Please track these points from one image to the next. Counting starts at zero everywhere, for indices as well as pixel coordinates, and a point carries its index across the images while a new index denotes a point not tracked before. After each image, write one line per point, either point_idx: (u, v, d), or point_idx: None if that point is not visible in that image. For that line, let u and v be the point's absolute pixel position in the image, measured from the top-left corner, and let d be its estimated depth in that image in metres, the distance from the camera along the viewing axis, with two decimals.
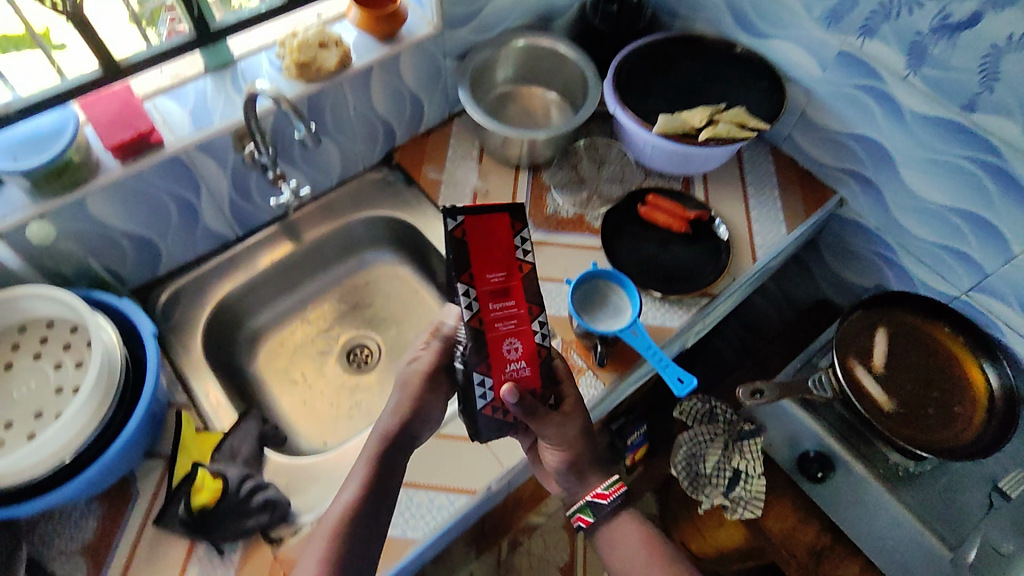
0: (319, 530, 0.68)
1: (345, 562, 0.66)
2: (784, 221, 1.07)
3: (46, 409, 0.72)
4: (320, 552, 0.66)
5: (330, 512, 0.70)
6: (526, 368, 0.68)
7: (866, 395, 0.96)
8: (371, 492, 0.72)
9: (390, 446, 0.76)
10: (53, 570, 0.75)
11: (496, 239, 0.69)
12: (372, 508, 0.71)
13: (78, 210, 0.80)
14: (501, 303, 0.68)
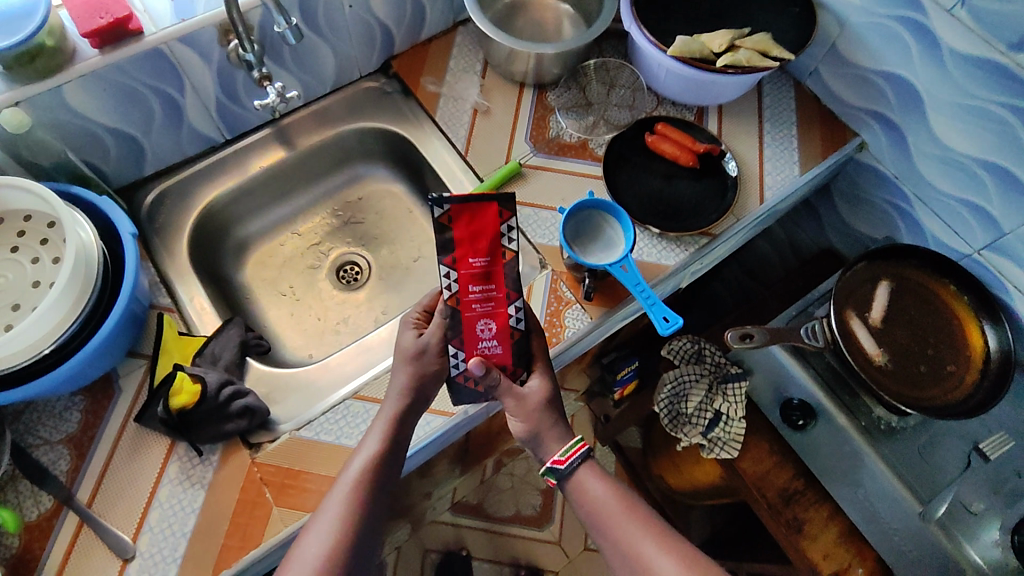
0: (340, 484, 0.70)
1: (363, 527, 0.68)
2: (798, 162, 1.02)
3: (23, 302, 0.71)
4: (340, 510, 0.68)
5: (350, 467, 0.72)
6: (497, 346, 0.75)
7: (858, 347, 0.95)
8: (387, 456, 0.73)
9: (405, 414, 0.77)
10: (38, 457, 0.77)
11: (482, 226, 0.73)
12: (388, 473, 0.73)
13: (54, 98, 0.77)
14: (481, 286, 0.74)
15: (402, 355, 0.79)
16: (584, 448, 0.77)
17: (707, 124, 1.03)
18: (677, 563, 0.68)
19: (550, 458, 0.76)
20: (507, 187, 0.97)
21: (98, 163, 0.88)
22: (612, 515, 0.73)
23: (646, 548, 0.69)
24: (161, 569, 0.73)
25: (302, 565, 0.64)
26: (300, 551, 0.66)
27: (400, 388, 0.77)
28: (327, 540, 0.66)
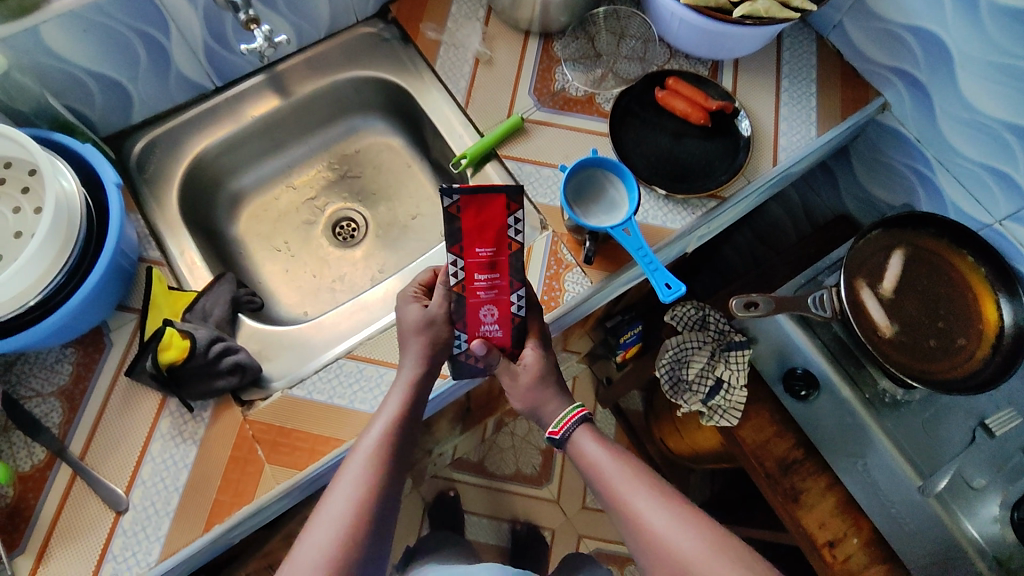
0: (360, 449, 0.71)
1: (385, 491, 0.69)
2: (816, 122, 0.96)
3: (6, 253, 0.70)
4: (363, 473, 0.69)
5: (369, 433, 0.72)
6: (498, 329, 0.78)
7: (866, 317, 0.92)
8: (404, 425, 0.74)
9: (420, 384, 0.77)
10: (31, 409, 0.77)
11: (490, 218, 0.71)
12: (405, 441, 0.73)
13: (31, 39, 0.73)
14: (486, 275, 0.74)
15: (410, 328, 0.77)
16: (583, 412, 0.78)
17: (721, 80, 0.98)
18: (676, 519, 0.70)
19: (547, 430, 0.79)
20: (508, 143, 0.93)
21: (83, 110, 0.85)
22: (607, 471, 0.75)
23: (640, 503, 0.72)
24: (154, 523, 0.74)
25: (330, 524, 0.65)
26: (325, 511, 0.67)
27: (415, 359, 0.77)
28: (351, 502, 0.67)
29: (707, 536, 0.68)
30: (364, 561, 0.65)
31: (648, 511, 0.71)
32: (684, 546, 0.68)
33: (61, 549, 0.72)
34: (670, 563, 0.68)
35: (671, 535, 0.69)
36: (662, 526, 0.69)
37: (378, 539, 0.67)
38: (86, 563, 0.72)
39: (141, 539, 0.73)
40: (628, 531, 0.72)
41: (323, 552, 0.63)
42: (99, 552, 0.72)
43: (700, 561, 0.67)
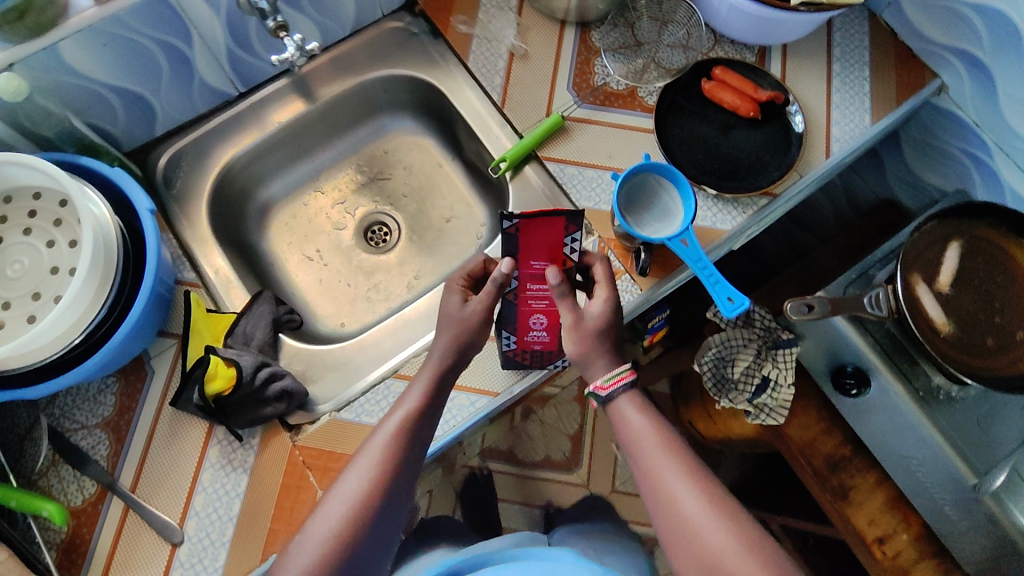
0: (382, 428, 0.68)
1: (401, 474, 0.66)
2: (870, 109, 0.91)
3: (44, 291, 0.69)
4: (379, 454, 0.66)
5: (393, 413, 0.69)
6: (545, 334, 0.79)
7: (923, 315, 0.88)
8: (429, 409, 0.71)
9: (448, 369, 0.73)
10: (77, 442, 0.75)
11: (547, 236, 0.70)
12: (428, 424, 0.70)
13: (52, 60, 0.70)
14: (539, 285, 0.75)
15: (448, 320, 0.74)
16: (631, 377, 0.72)
17: (769, 67, 0.92)
18: (704, 500, 0.64)
19: (593, 383, 0.73)
20: (549, 144, 0.89)
21: (105, 126, 0.83)
22: (648, 447, 0.69)
23: (674, 485, 0.65)
24: (211, 554, 0.72)
25: (340, 502, 0.63)
26: (339, 488, 0.64)
27: (444, 346, 0.73)
28: (365, 481, 0.64)
29: (735, 532, 0.62)
30: (371, 541, 0.63)
31: (678, 488, 0.65)
32: (709, 541, 0.61)
33: None
34: (693, 553, 0.62)
35: (702, 522, 0.62)
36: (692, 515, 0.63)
37: (388, 521, 0.64)
38: None
39: (199, 570, 0.72)
40: (658, 516, 0.66)
41: (330, 529, 0.61)
42: None
43: (727, 557, 0.60)
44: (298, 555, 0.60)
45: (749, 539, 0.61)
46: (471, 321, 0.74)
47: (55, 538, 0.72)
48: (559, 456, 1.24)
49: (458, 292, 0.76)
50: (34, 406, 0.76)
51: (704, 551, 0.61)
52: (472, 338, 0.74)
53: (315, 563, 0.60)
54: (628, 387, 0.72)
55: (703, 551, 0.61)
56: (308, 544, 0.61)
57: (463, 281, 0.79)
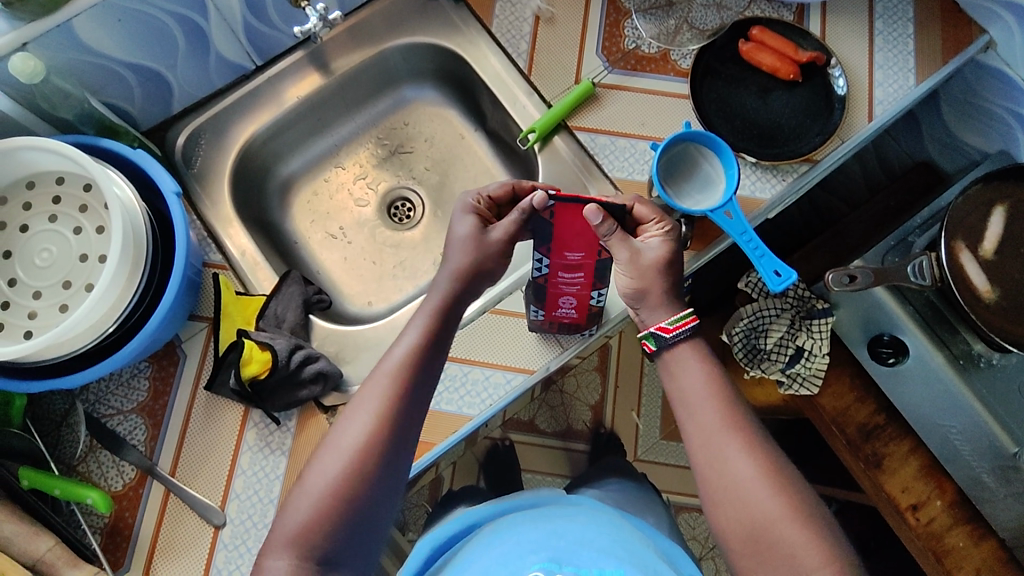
0: (378, 373, 0.64)
1: (402, 419, 0.62)
2: (914, 69, 0.87)
3: (74, 278, 0.70)
4: (375, 401, 0.62)
5: (388, 357, 0.65)
6: (573, 313, 0.76)
7: (967, 283, 0.86)
8: (430, 350, 0.65)
9: (453, 301, 0.68)
10: (113, 427, 0.75)
11: (577, 224, 0.64)
12: (431, 364, 0.65)
13: (65, 36, 0.69)
14: (570, 274, 0.70)
15: (462, 244, 0.68)
16: (694, 322, 0.67)
17: (808, 26, 0.88)
18: (762, 466, 0.62)
19: (654, 325, 0.67)
20: (579, 112, 0.85)
21: (122, 106, 0.81)
22: (708, 410, 0.65)
23: (730, 447, 0.63)
24: (254, 535, 0.72)
25: (337, 454, 0.60)
26: (335, 439, 0.61)
27: (448, 275, 0.67)
28: (362, 430, 0.60)
29: (786, 499, 0.60)
30: (375, 491, 0.60)
31: (736, 454, 0.62)
32: (754, 509, 0.60)
33: (165, 563, 0.71)
34: (744, 524, 0.61)
35: (756, 485, 0.61)
36: (739, 482, 0.61)
37: (392, 471, 0.61)
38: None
39: (244, 551, 0.72)
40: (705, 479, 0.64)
41: (328, 482, 0.59)
42: (204, 563, 0.71)
43: (779, 522, 0.59)
44: (297, 508, 0.58)
45: (801, 506, 0.60)
46: (490, 249, 0.67)
47: (98, 523, 0.72)
48: (584, 427, 1.06)
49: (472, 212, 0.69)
50: (69, 393, 0.75)
51: (755, 513, 0.60)
52: (489, 267, 0.68)
53: (314, 516, 0.57)
54: (690, 333, 0.67)
55: (752, 515, 0.60)
56: (306, 498, 0.58)
57: (481, 202, 0.70)
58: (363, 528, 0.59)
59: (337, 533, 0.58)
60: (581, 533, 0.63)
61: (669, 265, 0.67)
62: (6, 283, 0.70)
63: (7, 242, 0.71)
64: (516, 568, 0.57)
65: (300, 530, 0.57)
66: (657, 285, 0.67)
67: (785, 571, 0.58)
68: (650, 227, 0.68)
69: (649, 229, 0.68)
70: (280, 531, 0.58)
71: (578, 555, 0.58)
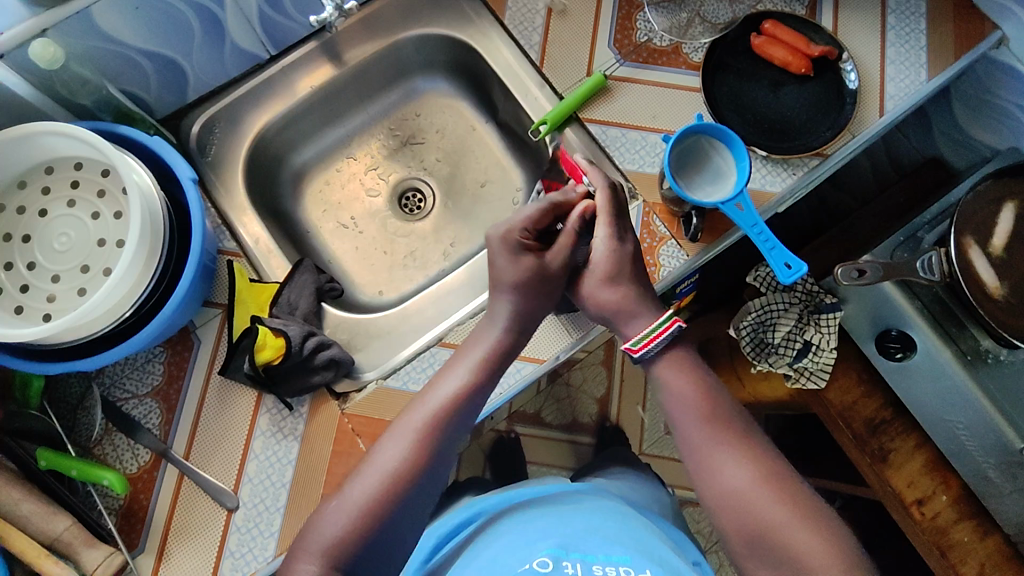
0: (427, 399, 0.65)
1: (445, 447, 0.63)
2: (926, 64, 0.87)
3: (92, 262, 0.71)
4: (421, 427, 0.63)
5: (440, 387, 0.67)
6: None
7: (976, 279, 0.86)
8: (478, 390, 0.67)
9: (507, 342, 0.71)
10: (129, 411, 0.76)
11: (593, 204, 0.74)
12: (480, 398, 0.67)
13: (84, 23, 0.70)
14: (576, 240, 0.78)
15: (503, 258, 0.71)
16: (676, 327, 0.68)
17: (820, 20, 0.88)
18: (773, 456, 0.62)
19: (626, 341, 0.70)
20: (590, 104, 0.86)
21: (138, 93, 0.82)
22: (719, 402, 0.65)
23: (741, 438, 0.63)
24: (266, 518, 0.73)
25: (378, 472, 0.61)
26: (376, 458, 0.62)
27: (507, 315, 0.71)
28: (404, 453, 0.62)
29: (793, 490, 0.61)
30: (409, 513, 0.61)
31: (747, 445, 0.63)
32: (759, 498, 0.61)
33: (179, 546, 0.72)
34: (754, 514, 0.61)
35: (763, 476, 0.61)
36: (746, 472, 0.62)
37: (426, 495, 0.62)
38: (205, 559, 0.72)
39: (256, 534, 0.73)
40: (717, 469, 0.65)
41: (366, 497, 0.59)
42: (217, 547, 0.72)
43: (786, 512, 0.59)
44: (332, 518, 0.59)
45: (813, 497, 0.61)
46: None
47: (114, 504, 0.73)
48: (590, 420, 1.07)
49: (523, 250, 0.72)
50: (85, 376, 0.77)
51: (761, 503, 0.60)
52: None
53: (349, 530, 0.58)
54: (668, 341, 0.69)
55: (763, 505, 0.60)
56: (342, 511, 0.59)
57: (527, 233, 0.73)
58: (392, 548, 0.60)
59: (366, 548, 0.58)
60: (588, 521, 0.64)
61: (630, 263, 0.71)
62: (25, 267, 0.71)
63: (26, 226, 0.72)
64: (524, 554, 0.58)
65: (334, 542, 0.58)
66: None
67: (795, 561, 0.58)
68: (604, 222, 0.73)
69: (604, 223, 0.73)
70: (312, 540, 0.58)
71: (586, 543, 0.59)
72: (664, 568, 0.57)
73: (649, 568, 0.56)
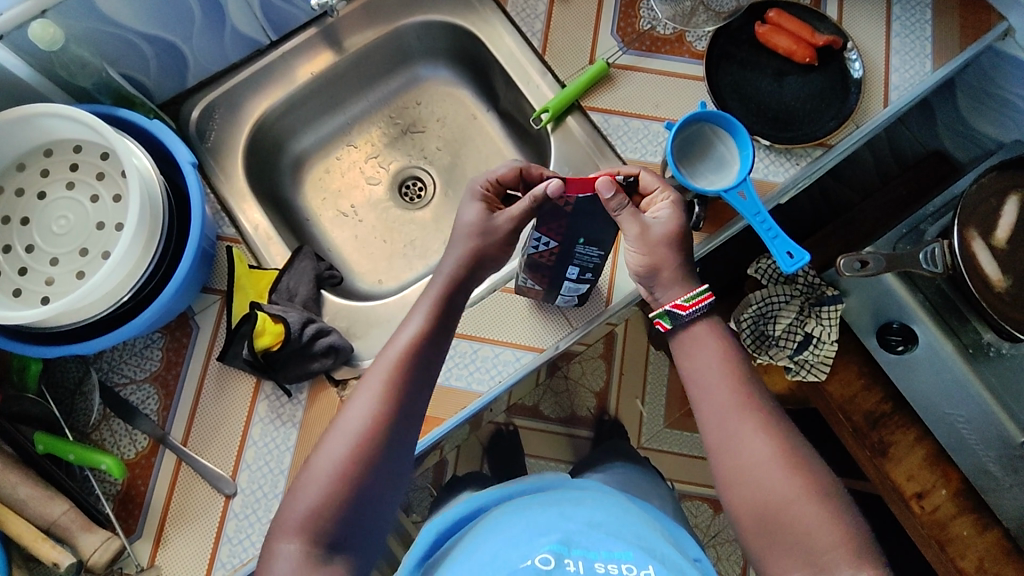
0: (383, 357, 0.64)
1: (406, 404, 0.63)
2: (931, 55, 0.86)
3: (91, 246, 0.70)
4: (378, 386, 0.62)
5: (394, 342, 0.65)
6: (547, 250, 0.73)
7: (979, 272, 0.85)
8: (433, 337, 0.66)
9: (455, 288, 0.68)
10: (126, 396, 0.75)
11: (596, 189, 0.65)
12: (435, 347, 0.66)
13: (83, 5, 0.69)
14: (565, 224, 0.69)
15: (465, 231, 0.68)
16: (710, 300, 0.67)
17: (825, 10, 0.87)
18: (774, 448, 0.62)
19: (671, 302, 0.67)
20: (592, 92, 0.85)
21: (138, 77, 0.82)
22: (721, 393, 0.65)
23: (742, 430, 0.63)
24: (264, 505, 0.73)
25: (343, 438, 0.60)
26: (341, 424, 0.61)
27: (450, 265, 0.68)
28: (368, 414, 0.61)
29: (794, 481, 0.60)
30: (380, 476, 0.60)
31: (749, 437, 0.63)
32: (761, 489, 0.60)
33: (177, 532, 0.72)
34: (754, 504, 0.61)
35: (767, 466, 0.61)
36: (747, 462, 0.62)
37: (398, 456, 0.62)
38: (202, 546, 0.72)
39: (253, 521, 0.72)
40: (717, 460, 0.64)
41: (335, 465, 0.59)
42: (214, 533, 0.72)
43: (791, 504, 0.59)
44: (306, 490, 0.59)
45: (813, 489, 0.60)
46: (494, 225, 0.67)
47: (111, 489, 0.73)
48: (588, 413, 1.05)
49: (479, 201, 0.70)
50: (83, 360, 0.76)
51: (763, 493, 0.60)
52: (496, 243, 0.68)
53: (322, 500, 0.58)
54: (705, 311, 0.67)
55: (765, 498, 0.60)
56: (314, 482, 0.59)
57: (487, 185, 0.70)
58: (370, 513, 0.60)
59: (343, 516, 0.58)
60: (588, 514, 0.63)
61: (680, 239, 0.67)
62: (23, 250, 0.71)
63: (24, 209, 0.72)
64: (525, 550, 0.57)
65: (308, 514, 0.58)
66: (664, 267, 0.67)
67: (795, 552, 0.58)
68: (656, 196, 0.69)
69: (655, 200, 0.69)
70: (288, 517, 0.58)
71: (587, 537, 0.58)
72: (665, 562, 0.57)
73: (651, 564, 0.55)
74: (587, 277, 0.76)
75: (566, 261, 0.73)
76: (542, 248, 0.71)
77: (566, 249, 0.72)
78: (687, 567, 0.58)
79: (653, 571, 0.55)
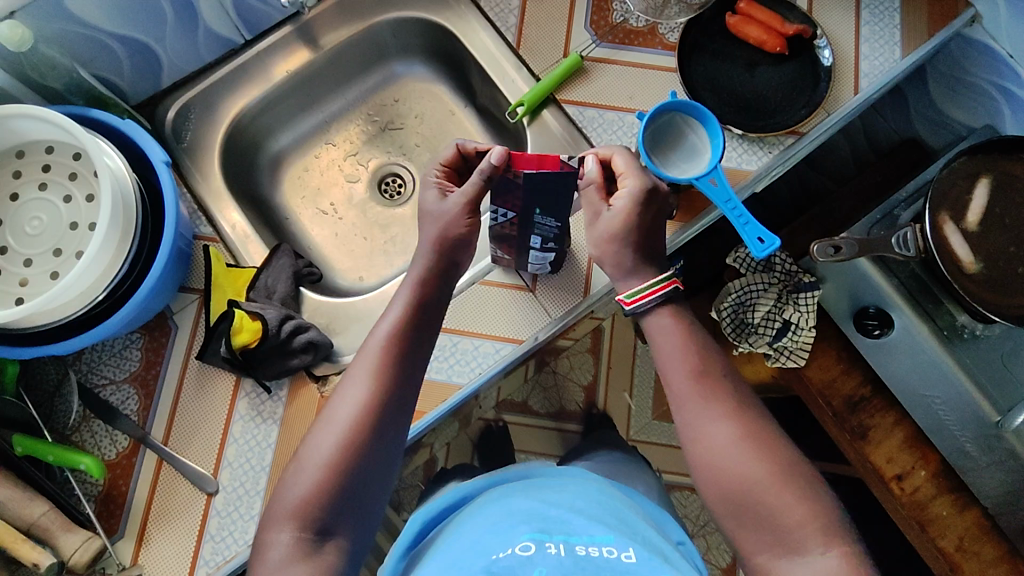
0: (368, 348, 0.65)
1: (394, 390, 0.64)
2: (899, 42, 0.87)
3: (64, 246, 0.70)
4: (366, 376, 0.63)
5: (377, 332, 0.66)
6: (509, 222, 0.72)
7: (951, 255, 0.87)
8: (416, 324, 0.67)
9: (435, 275, 0.70)
10: (106, 397, 0.76)
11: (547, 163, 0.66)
12: (419, 336, 0.67)
13: (53, 5, 0.70)
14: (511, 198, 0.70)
15: (434, 216, 0.70)
16: (656, 296, 0.67)
17: None
18: (744, 430, 0.63)
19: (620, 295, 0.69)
20: (567, 86, 0.86)
21: (111, 78, 0.82)
22: (695, 378, 0.66)
23: (715, 414, 0.64)
24: (246, 502, 0.73)
25: (332, 427, 0.61)
26: (330, 414, 0.62)
27: (425, 251, 0.70)
28: (355, 404, 0.62)
29: (763, 460, 0.61)
30: (371, 461, 0.61)
31: (721, 420, 0.63)
32: (732, 469, 0.61)
33: (159, 531, 0.72)
34: (727, 487, 0.61)
35: (740, 446, 0.62)
36: (718, 443, 0.63)
37: (386, 444, 0.62)
38: (185, 546, 0.72)
39: (236, 517, 0.73)
40: (691, 445, 0.65)
41: (325, 455, 0.60)
42: (196, 534, 0.72)
43: (759, 487, 0.60)
44: (296, 480, 0.59)
45: (783, 470, 0.61)
46: (458, 218, 0.69)
47: (93, 490, 0.73)
48: (576, 407, 1.05)
49: (437, 187, 0.72)
50: (61, 363, 0.76)
51: (735, 474, 0.61)
52: (462, 236, 0.69)
53: (312, 489, 0.59)
54: (655, 305, 0.68)
55: (736, 480, 0.61)
56: (303, 473, 0.59)
57: (441, 172, 0.73)
58: (362, 502, 0.60)
59: (334, 505, 0.59)
60: (570, 500, 0.64)
61: (639, 234, 0.68)
62: None
63: None
64: (507, 537, 0.57)
65: (297, 504, 0.58)
66: (620, 256, 0.68)
67: (764, 532, 0.59)
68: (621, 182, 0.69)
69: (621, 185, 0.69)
70: (279, 508, 0.59)
71: (569, 523, 0.59)
72: (646, 546, 0.57)
73: (631, 546, 0.56)
74: (552, 247, 0.75)
75: (527, 231, 0.73)
76: (501, 220, 0.72)
77: (524, 218, 0.71)
78: (666, 550, 0.59)
79: (634, 551, 0.55)
